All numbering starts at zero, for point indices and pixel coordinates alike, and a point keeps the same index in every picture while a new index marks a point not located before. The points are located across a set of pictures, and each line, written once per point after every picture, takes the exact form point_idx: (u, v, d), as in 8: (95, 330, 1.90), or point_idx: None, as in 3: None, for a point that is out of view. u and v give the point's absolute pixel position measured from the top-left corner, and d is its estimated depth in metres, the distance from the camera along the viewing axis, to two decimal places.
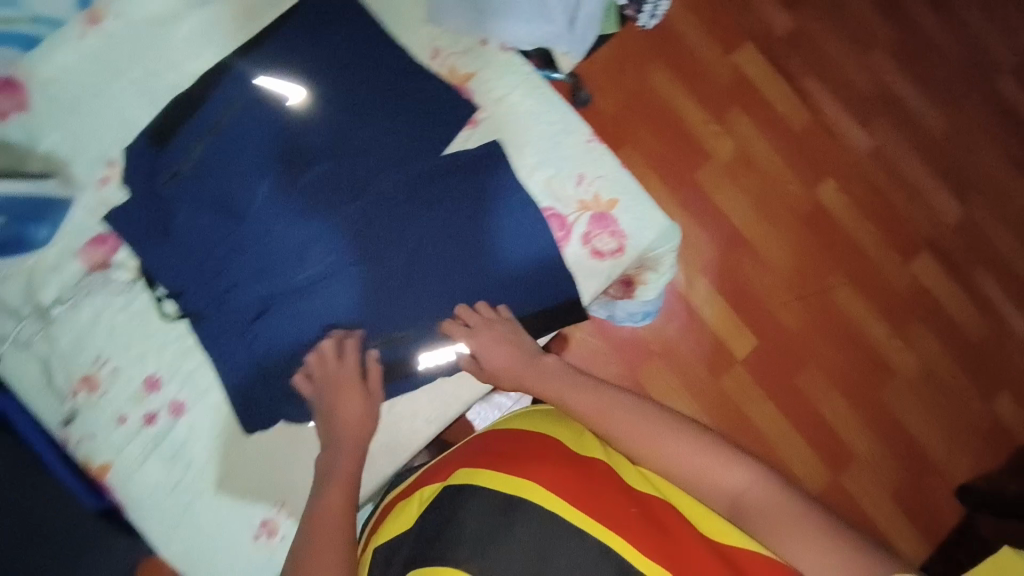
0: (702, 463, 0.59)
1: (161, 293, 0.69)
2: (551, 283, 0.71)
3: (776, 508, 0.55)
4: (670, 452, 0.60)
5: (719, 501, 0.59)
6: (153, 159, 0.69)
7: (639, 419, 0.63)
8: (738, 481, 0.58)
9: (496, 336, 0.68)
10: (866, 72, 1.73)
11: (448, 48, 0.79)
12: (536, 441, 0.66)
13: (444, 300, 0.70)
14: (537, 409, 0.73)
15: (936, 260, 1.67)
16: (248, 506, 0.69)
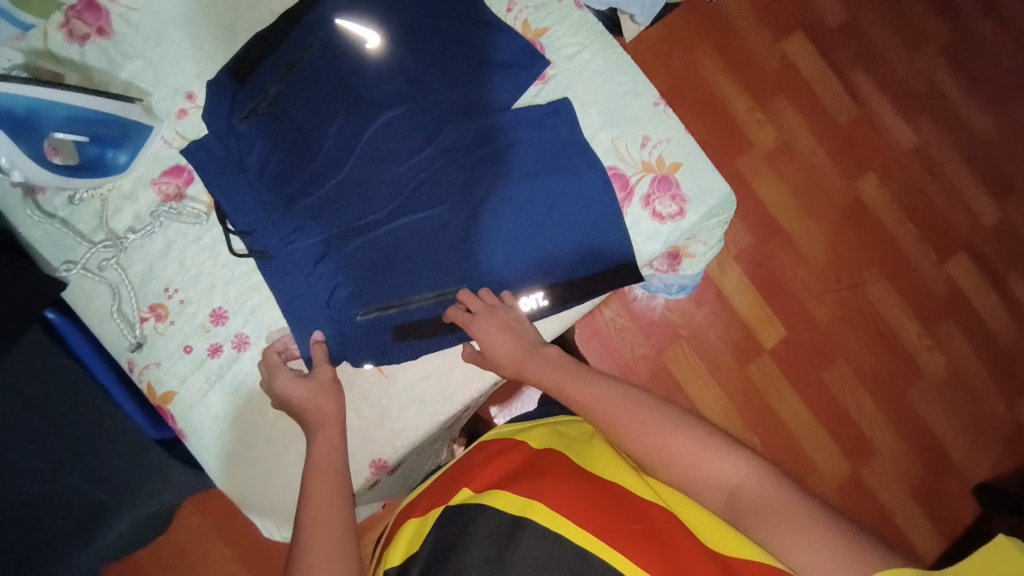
0: (693, 458, 0.57)
1: (228, 228, 0.72)
2: (600, 246, 0.75)
3: (770, 502, 0.52)
4: (666, 446, 0.58)
5: (713, 499, 0.57)
6: (233, 93, 0.72)
7: (628, 407, 0.62)
8: (733, 475, 0.56)
9: (495, 325, 0.69)
10: (917, 67, 1.69)
11: (523, 3, 0.80)
12: (539, 460, 0.67)
13: (474, 266, 0.73)
14: (541, 426, 0.76)
15: (972, 262, 1.64)
16: (285, 446, 0.72)
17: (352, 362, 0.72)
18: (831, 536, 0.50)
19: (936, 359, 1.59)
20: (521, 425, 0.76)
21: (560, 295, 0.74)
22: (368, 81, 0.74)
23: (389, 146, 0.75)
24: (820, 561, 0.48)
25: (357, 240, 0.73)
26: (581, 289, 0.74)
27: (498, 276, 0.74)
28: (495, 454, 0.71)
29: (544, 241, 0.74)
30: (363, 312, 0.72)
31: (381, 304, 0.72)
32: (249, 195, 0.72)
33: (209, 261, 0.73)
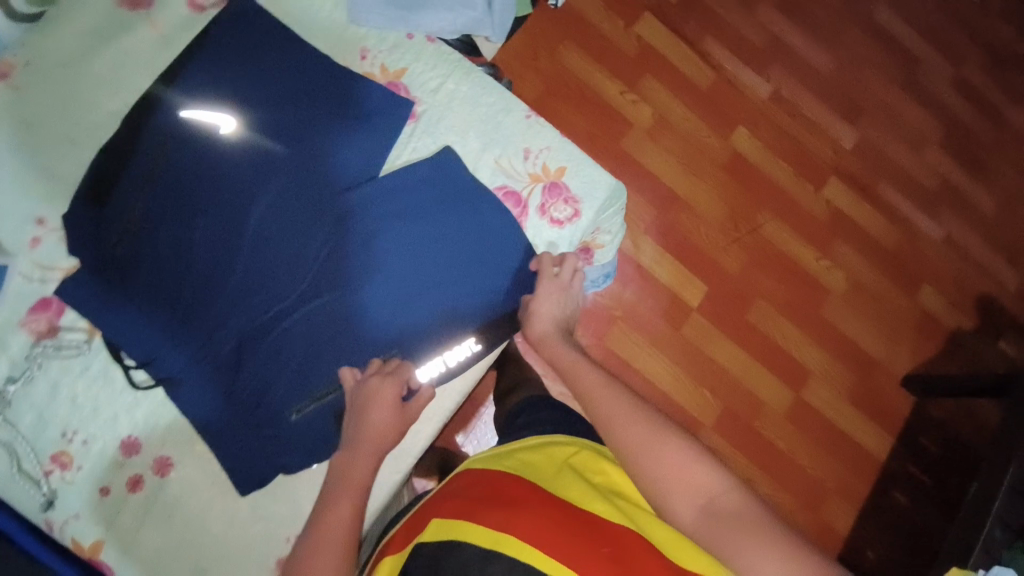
0: (678, 468, 0.61)
1: (128, 364, 0.66)
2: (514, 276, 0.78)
3: (743, 513, 0.57)
4: (667, 452, 0.62)
5: (689, 511, 0.59)
6: (96, 219, 0.67)
7: (634, 414, 0.66)
8: (715, 484, 0.59)
9: (554, 294, 0.76)
10: (755, 23, 1.86)
11: (376, 47, 0.79)
12: (510, 483, 0.64)
13: (405, 329, 0.74)
14: (510, 452, 0.73)
15: (843, 183, 1.82)
16: (262, 545, 0.67)
17: (291, 470, 0.68)
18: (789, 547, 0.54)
19: (837, 276, 1.76)
20: (489, 453, 0.73)
21: (492, 335, 0.77)
22: (235, 169, 0.71)
23: (277, 229, 0.72)
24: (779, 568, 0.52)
25: (272, 334, 0.70)
26: (509, 325, 0.78)
27: (428, 336, 0.75)
28: (463, 483, 0.67)
29: (466, 286, 0.77)
30: (297, 410, 0.68)
31: (318, 395, 0.69)
32: (142, 323, 0.66)
33: (103, 393, 0.66)
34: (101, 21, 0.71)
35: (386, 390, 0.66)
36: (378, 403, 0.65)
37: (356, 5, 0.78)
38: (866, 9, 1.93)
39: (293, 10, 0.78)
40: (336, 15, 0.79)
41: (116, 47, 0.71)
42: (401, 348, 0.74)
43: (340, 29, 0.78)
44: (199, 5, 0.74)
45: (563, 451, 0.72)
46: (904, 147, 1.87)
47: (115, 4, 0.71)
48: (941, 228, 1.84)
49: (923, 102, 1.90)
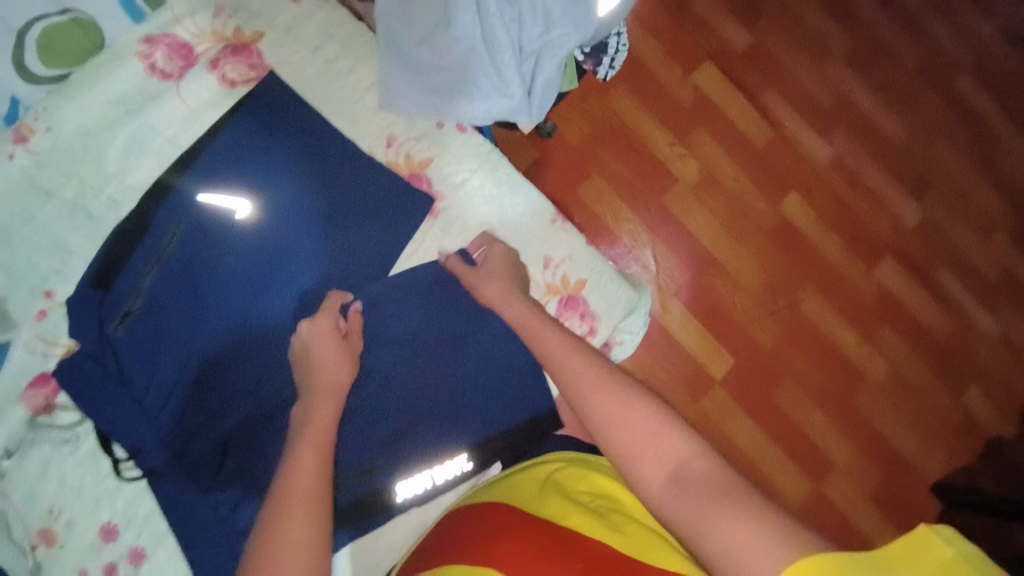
0: (646, 433, 0.56)
1: (118, 455, 0.66)
2: (517, 391, 0.76)
3: (715, 481, 0.51)
4: (632, 419, 0.57)
5: (660, 479, 0.54)
6: (98, 304, 0.64)
7: (604, 391, 0.61)
8: (682, 451, 0.54)
9: (498, 253, 0.73)
10: (823, 80, 1.64)
11: (404, 134, 0.77)
12: (499, 513, 0.62)
13: (397, 437, 0.72)
14: (500, 476, 0.71)
15: (900, 265, 1.62)
16: None
17: None
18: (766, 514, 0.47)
19: (877, 365, 1.58)
20: (482, 481, 0.71)
21: (485, 455, 0.74)
22: (247, 256, 0.69)
23: (281, 322, 0.69)
24: (755, 534, 0.45)
25: (263, 436, 0.67)
26: (503, 445, 0.75)
27: (420, 445, 0.73)
28: (460, 518, 0.65)
29: (465, 398, 0.75)
30: None
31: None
32: (133, 414, 0.64)
33: (89, 475, 0.66)
34: (129, 91, 0.69)
35: (320, 328, 0.67)
36: (314, 346, 0.66)
37: (388, 92, 0.76)
38: (952, 76, 1.71)
39: (324, 90, 0.75)
40: (367, 99, 0.76)
41: (140, 119, 0.69)
42: (391, 458, 0.72)
43: (369, 114, 0.76)
44: (230, 80, 0.72)
45: (549, 466, 0.70)
46: (973, 232, 1.67)
47: (145, 72, 0.70)
48: (1000, 325, 1.64)
49: (998, 184, 1.70)
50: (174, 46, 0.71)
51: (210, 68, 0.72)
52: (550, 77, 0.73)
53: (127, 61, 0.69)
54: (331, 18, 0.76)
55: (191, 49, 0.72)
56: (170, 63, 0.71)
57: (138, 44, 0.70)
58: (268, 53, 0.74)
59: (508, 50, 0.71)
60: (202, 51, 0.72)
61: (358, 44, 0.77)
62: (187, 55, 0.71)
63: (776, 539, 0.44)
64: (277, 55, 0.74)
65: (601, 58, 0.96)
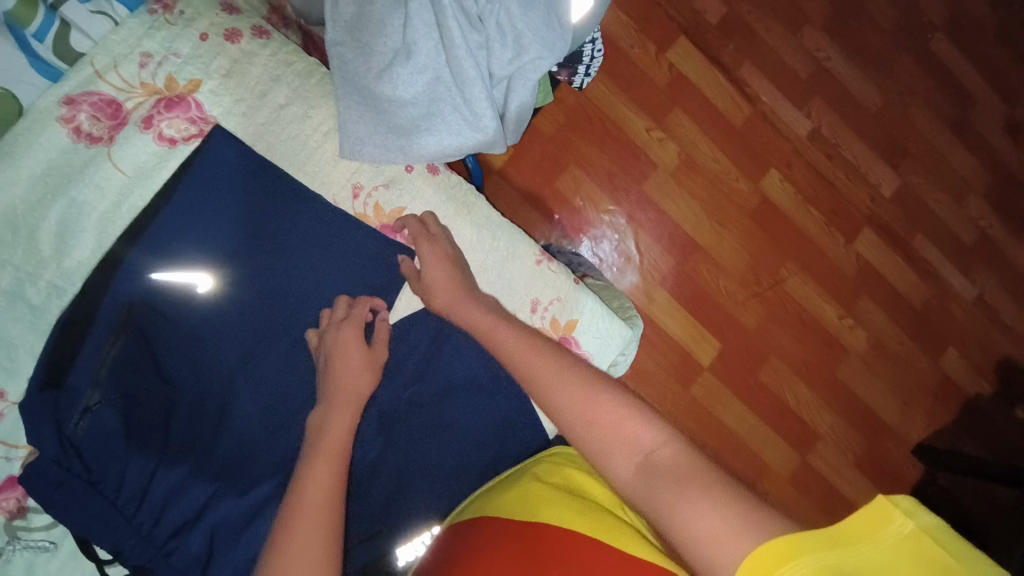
0: (611, 424, 0.53)
1: (103, 558, 0.63)
2: (509, 440, 0.75)
3: (681, 470, 0.46)
4: (594, 411, 0.54)
5: (628, 469, 0.50)
6: (52, 403, 0.59)
7: (560, 381, 0.58)
8: (651, 440, 0.50)
9: (435, 253, 0.68)
10: (801, 50, 1.57)
11: (370, 183, 0.71)
12: (477, 526, 0.61)
13: (391, 503, 0.70)
14: (490, 487, 0.70)
15: (878, 235, 1.61)
16: None
17: None
18: (731, 500, 0.42)
19: (857, 335, 1.59)
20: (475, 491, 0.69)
21: None
22: (213, 331, 0.66)
23: (258, 396, 0.67)
24: (715, 521, 0.41)
25: (249, 526, 0.64)
26: None
27: (416, 507, 0.70)
28: (447, 534, 0.64)
29: (455, 453, 0.72)
30: None
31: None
32: (111, 515, 0.60)
33: None
34: (55, 160, 0.62)
35: (346, 334, 0.65)
36: (340, 356, 0.64)
37: (349, 137, 0.69)
38: (926, 37, 1.66)
39: (276, 141, 0.68)
40: (327, 146, 0.70)
41: (73, 193, 0.63)
42: (387, 522, 0.69)
43: (329, 162, 0.70)
44: (170, 138, 0.65)
45: (532, 463, 0.70)
46: (948, 196, 1.67)
47: (71, 138, 0.63)
48: (974, 287, 1.67)
49: (972, 145, 1.69)
50: (101, 104, 0.63)
51: (144, 127, 0.64)
52: (524, 99, 0.73)
53: (49, 127, 0.62)
54: (276, 57, 0.69)
55: (119, 105, 0.64)
56: (97, 124, 0.63)
57: (58, 107, 0.62)
58: (210, 103, 0.66)
59: (477, 79, 0.69)
60: (133, 107, 0.64)
61: (309, 84, 0.70)
62: (115, 113, 0.64)
63: (738, 520, 0.40)
64: (220, 106, 0.67)
65: (576, 68, 0.92)
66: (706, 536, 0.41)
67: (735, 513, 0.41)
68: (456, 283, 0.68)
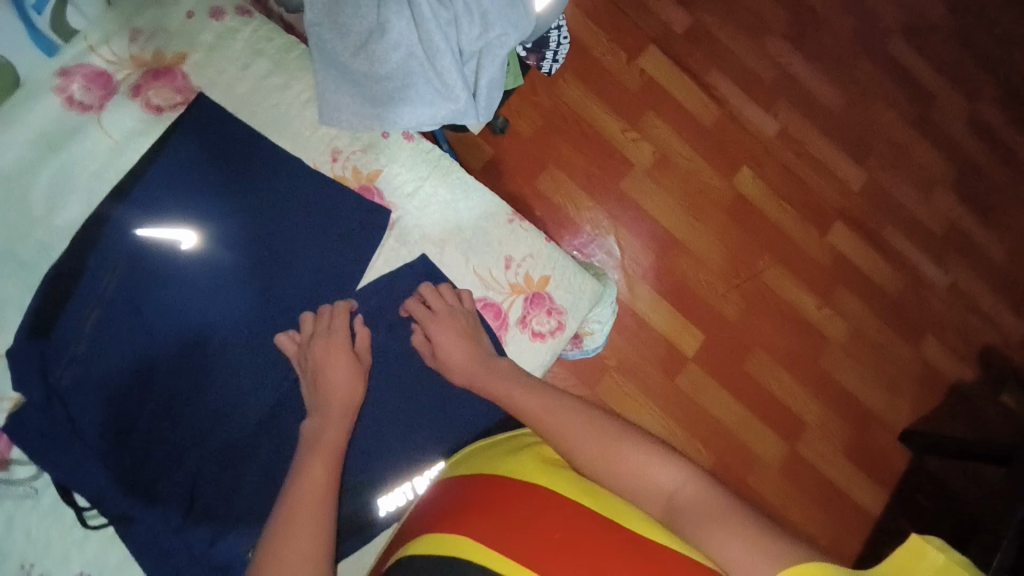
0: (632, 463, 0.58)
1: (82, 505, 0.62)
2: None
3: (706, 505, 0.52)
4: (616, 455, 0.59)
5: (656, 505, 0.55)
6: (39, 355, 0.62)
7: (580, 423, 0.63)
8: (671, 480, 0.56)
9: (451, 325, 0.71)
10: (762, 56, 1.56)
11: (348, 147, 0.75)
12: (475, 484, 0.61)
13: (372, 456, 0.71)
14: (485, 444, 0.70)
15: (851, 229, 1.55)
16: None
17: None
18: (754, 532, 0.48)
19: (837, 325, 1.51)
20: (469, 448, 0.70)
21: None
22: (194, 286, 0.67)
23: (237, 349, 0.68)
24: (744, 555, 0.47)
25: (229, 467, 0.65)
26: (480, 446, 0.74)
27: (398, 459, 0.72)
28: (439, 496, 0.63)
29: (436, 408, 0.74)
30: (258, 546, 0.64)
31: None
32: (90, 464, 0.61)
33: (53, 529, 0.62)
34: (47, 126, 0.66)
35: (334, 342, 0.67)
36: (328, 370, 0.65)
37: (327, 105, 0.74)
38: (881, 40, 1.64)
39: (259, 108, 0.73)
40: (306, 114, 0.75)
41: (64, 156, 0.66)
42: (370, 473, 0.71)
43: (309, 129, 0.74)
44: (157, 106, 0.69)
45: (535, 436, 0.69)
46: (916, 191, 1.60)
47: (64, 106, 0.67)
48: (947, 274, 1.59)
49: (935, 139, 1.64)
50: (92, 75, 0.67)
51: (133, 96, 0.69)
52: (493, 76, 0.74)
53: (43, 96, 0.66)
54: (258, 33, 0.74)
55: (110, 77, 0.68)
56: (89, 94, 0.67)
57: (54, 78, 0.66)
58: (195, 74, 0.71)
59: (448, 53, 0.70)
60: (122, 78, 0.69)
61: (289, 58, 0.75)
62: (106, 84, 0.68)
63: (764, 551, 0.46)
64: (205, 76, 0.71)
65: (544, 53, 0.99)
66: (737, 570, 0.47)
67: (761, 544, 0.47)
68: (476, 354, 0.71)
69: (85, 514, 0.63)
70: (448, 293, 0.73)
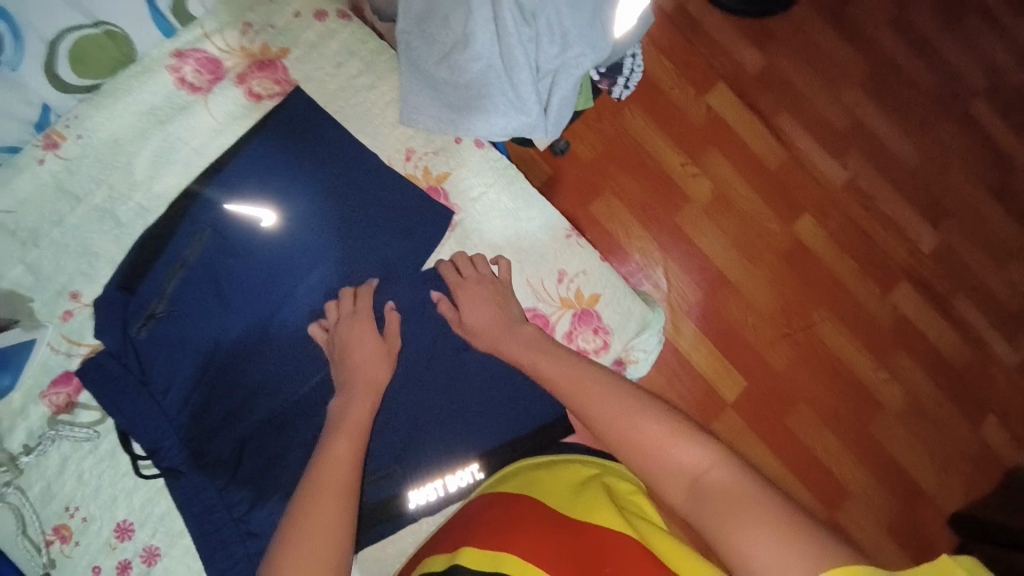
0: (658, 439, 0.56)
1: (138, 453, 0.66)
2: (532, 403, 0.76)
3: (732, 493, 0.48)
4: (640, 431, 0.56)
5: (676, 491, 0.53)
6: (123, 305, 0.66)
7: (607, 394, 0.61)
8: (697, 461, 0.52)
9: (478, 293, 0.72)
10: (838, 104, 1.51)
11: (422, 148, 0.79)
12: (517, 506, 0.62)
13: (404, 445, 0.72)
14: (529, 463, 0.71)
15: (916, 290, 1.47)
16: None
17: None
18: (788, 526, 0.44)
19: (892, 392, 1.43)
20: (510, 467, 0.71)
21: (494, 464, 0.74)
22: (272, 261, 0.71)
23: (302, 327, 0.71)
24: (774, 550, 0.43)
25: (280, 434, 0.68)
26: (512, 453, 0.75)
27: (432, 455, 0.72)
28: (481, 508, 0.64)
29: (473, 411, 0.74)
30: None
31: None
32: (154, 413, 0.65)
33: (106, 473, 0.65)
34: (157, 102, 0.72)
35: (360, 321, 0.69)
36: (352, 345, 0.67)
37: (408, 106, 0.78)
38: (966, 101, 1.56)
39: (346, 105, 0.77)
40: (388, 114, 0.79)
41: (169, 131, 0.72)
42: (403, 463, 0.71)
43: (389, 126, 0.79)
44: (257, 94, 0.74)
45: (587, 467, 0.69)
46: (990, 259, 1.51)
47: (175, 85, 0.72)
48: (1018, 352, 1.48)
49: (1015, 209, 1.54)
50: (204, 60, 0.73)
51: (237, 83, 0.74)
52: (566, 94, 0.74)
53: (158, 74, 0.72)
54: (355, 35, 0.79)
55: (220, 63, 0.74)
56: (199, 77, 0.73)
57: (168, 58, 0.72)
58: (294, 68, 0.76)
59: (525, 68, 0.71)
60: (230, 66, 0.74)
61: (379, 61, 0.79)
62: (215, 70, 0.74)
63: (798, 548, 0.42)
64: (303, 71, 0.76)
65: (616, 79, 0.99)
66: (763, 564, 0.43)
67: (793, 539, 0.43)
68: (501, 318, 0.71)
69: (139, 464, 0.66)
70: (482, 264, 0.74)
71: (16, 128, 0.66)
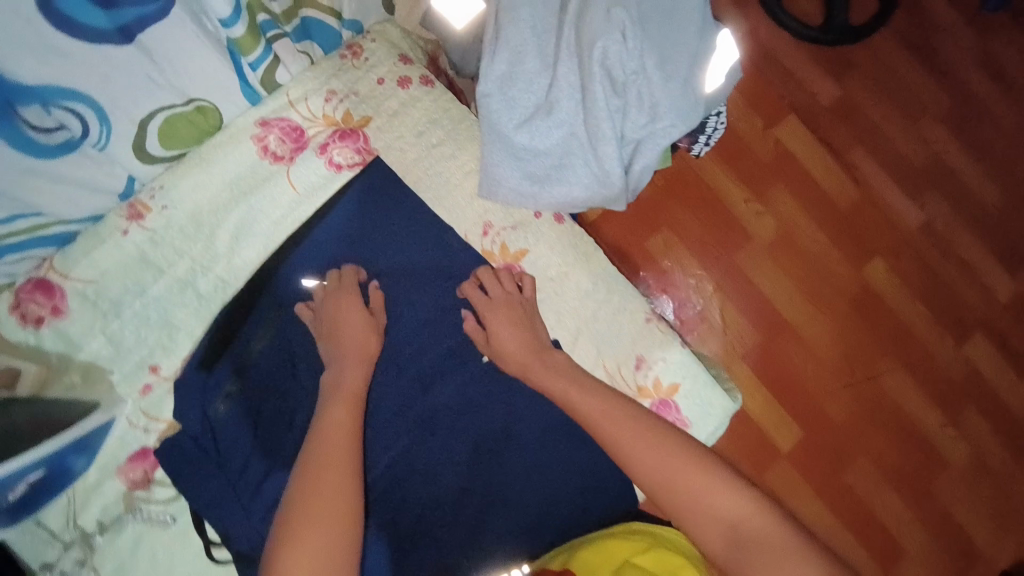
0: (689, 483, 0.57)
1: (211, 538, 0.66)
2: (602, 495, 0.72)
3: (767, 541, 0.52)
4: (672, 474, 0.58)
5: (707, 536, 0.55)
6: (201, 385, 0.68)
7: (639, 436, 0.61)
8: (733, 508, 0.55)
9: (509, 312, 0.71)
10: (915, 141, 1.28)
11: (499, 223, 0.76)
12: None
13: (471, 532, 0.69)
14: (577, 542, 0.67)
15: (993, 344, 1.23)
16: None
17: None
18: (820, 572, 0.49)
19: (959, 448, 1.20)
20: (560, 547, 0.67)
21: None
22: None
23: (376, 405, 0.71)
24: None
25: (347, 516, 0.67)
26: None
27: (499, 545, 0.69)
28: None
29: (540, 498, 0.71)
30: None
31: None
32: (230, 496, 0.65)
33: (178, 556, 0.65)
34: (241, 173, 0.71)
35: (350, 303, 0.69)
36: (343, 326, 0.68)
37: (488, 179, 0.74)
38: None
39: (424, 175, 0.75)
40: (467, 185, 0.76)
41: (252, 202, 0.71)
42: (468, 550, 0.69)
43: (467, 199, 0.76)
44: (337, 164, 0.73)
45: (633, 541, 0.63)
46: None
47: (259, 154, 0.71)
48: None
49: None
50: (287, 129, 0.72)
51: (319, 153, 0.73)
52: (647, 163, 0.74)
53: (242, 143, 0.70)
54: (437, 102, 0.76)
55: (303, 132, 0.73)
56: (282, 146, 0.72)
57: (253, 127, 0.71)
58: (374, 138, 0.74)
59: (612, 139, 0.71)
60: (313, 135, 0.73)
61: (461, 128, 0.76)
62: (298, 138, 0.73)
63: None
64: (384, 141, 0.75)
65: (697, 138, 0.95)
66: None
67: None
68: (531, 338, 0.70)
69: (212, 546, 0.66)
70: (513, 280, 0.73)
71: (100, 200, 0.66)
